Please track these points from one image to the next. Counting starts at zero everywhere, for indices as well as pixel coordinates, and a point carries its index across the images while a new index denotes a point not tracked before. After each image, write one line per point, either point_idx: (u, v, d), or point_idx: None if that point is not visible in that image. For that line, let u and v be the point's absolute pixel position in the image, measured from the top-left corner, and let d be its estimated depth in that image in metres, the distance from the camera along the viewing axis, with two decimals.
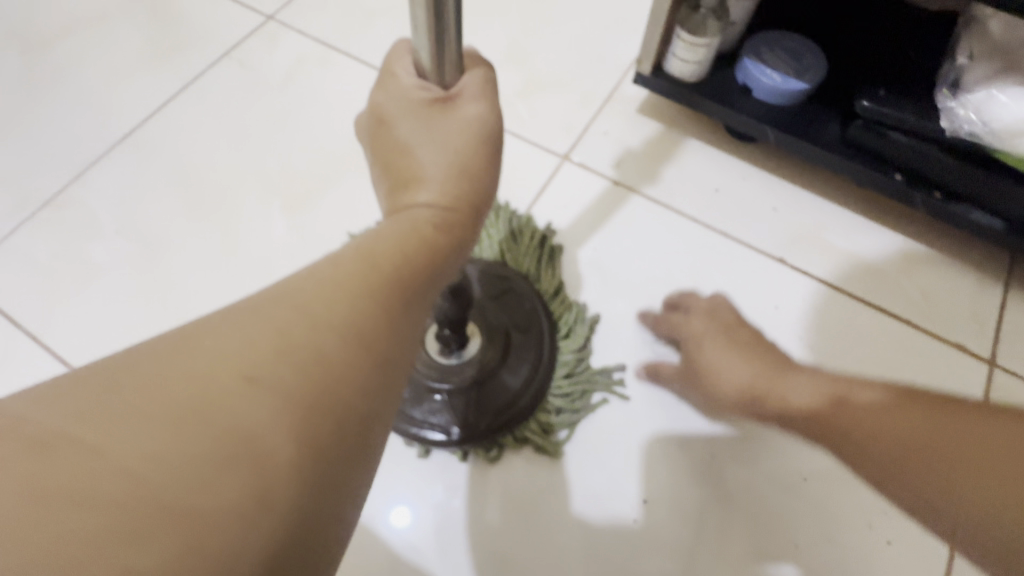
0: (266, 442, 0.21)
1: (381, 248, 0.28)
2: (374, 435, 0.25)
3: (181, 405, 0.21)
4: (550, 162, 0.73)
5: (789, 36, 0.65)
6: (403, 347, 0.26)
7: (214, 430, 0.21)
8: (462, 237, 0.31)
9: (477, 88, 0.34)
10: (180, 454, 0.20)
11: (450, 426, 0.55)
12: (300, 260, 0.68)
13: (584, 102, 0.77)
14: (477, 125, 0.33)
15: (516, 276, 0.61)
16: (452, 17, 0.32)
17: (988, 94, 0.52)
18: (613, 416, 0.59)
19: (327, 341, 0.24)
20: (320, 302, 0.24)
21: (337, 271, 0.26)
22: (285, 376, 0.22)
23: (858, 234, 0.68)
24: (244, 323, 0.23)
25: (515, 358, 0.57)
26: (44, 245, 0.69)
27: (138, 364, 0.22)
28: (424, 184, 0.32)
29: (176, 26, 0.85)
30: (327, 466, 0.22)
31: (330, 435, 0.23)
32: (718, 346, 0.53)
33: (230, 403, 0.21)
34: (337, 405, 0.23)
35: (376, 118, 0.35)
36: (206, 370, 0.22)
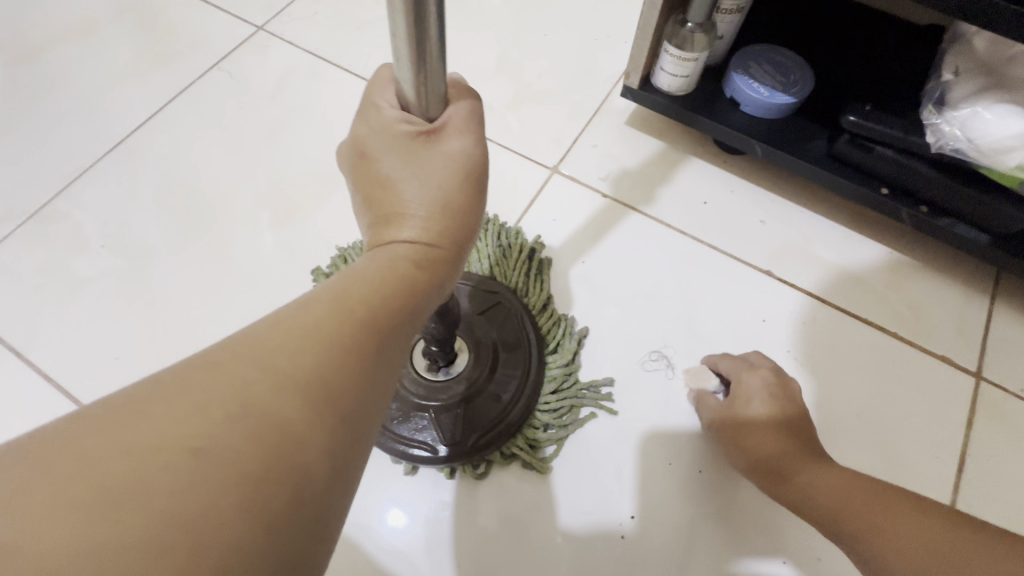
0: (215, 518, 0.21)
1: (356, 290, 0.29)
2: (337, 495, 0.25)
3: (129, 483, 0.21)
4: (539, 174, 0.73)
5: (777, 49, 0.65)
6: (371, 393, 0.27)
7: (162, 510, 0.21)
8: (441, 273, 0.33)
9: (462, 120, 0.35)
10: (126, 537, 0.20)
11: (437, 443, 0.55)
12: (289, 273, 0.67)
13: (573, 115, 0.78)
14: (461, 160, 0.34)
15: (504, 291, 0.61)
16: (436, 46, 0.31)
17: (973, 111, 0.52)
18: (601, 431, 0.59)
19: (287, 402, 0.24)
20: (282, 360, 0.25)
21: (306, 321, 0.27)
22: (241, 445, 0.23)
23: (845, 247, 0.69)
24: (201, 387, 0.24)
25: (502, 375, 0.57)
26: (29, 259, 0.68)
27: (89, 438, 0.22)
28: (406, 220, 0.34)
29: (165, 37, 0.85)
30: (283, 535, 0.23)
31: (288, 502, 0.23)
32: (763, 411, 0.54)
33: (181, 479, 0.21)
34: (296, 470, 0.23)
35: (358, 151, 0.36)
36: (156, 444, 0.22)
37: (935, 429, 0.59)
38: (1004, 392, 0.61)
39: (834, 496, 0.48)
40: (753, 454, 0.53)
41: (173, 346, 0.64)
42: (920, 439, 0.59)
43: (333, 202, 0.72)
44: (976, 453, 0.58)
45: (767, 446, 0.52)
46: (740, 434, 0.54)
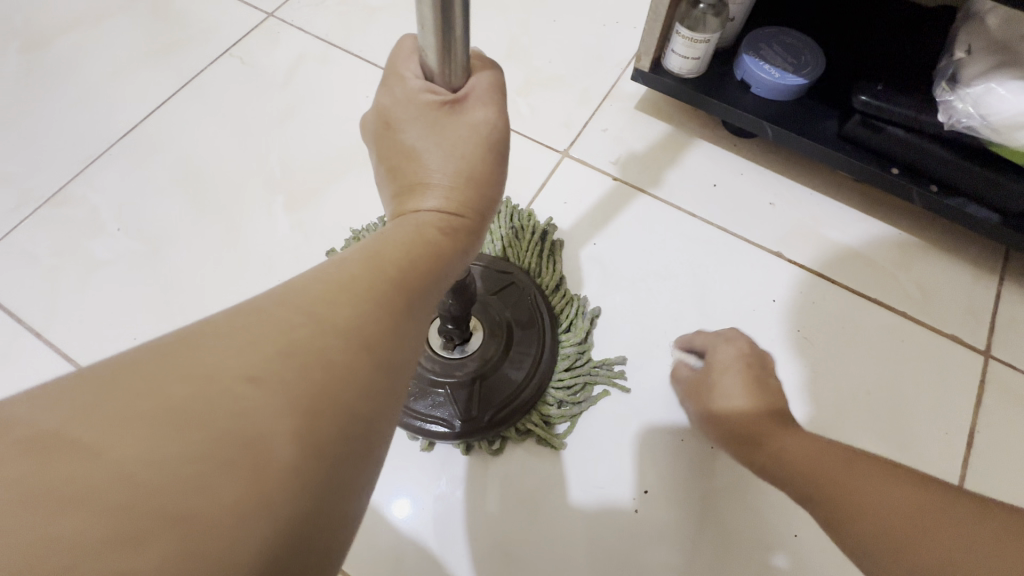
0: (270, 446, 0.22)
1: (387, 251, 0.30)
2: (375, 441, 0.26)
3: (189, 408, 0.22)
4: (549, 158, 0.73)
5: (788, 32, 0.65)
6: (404, 344, 0.28)
7: (219, 435, 0.22)
8: (465, 241, 0.34)
9: (484, 91, 0.35)
10: (188, 459, 0.21)
11: (453, 419, 0.56)
12: (303, 255, 0.68)
13: (582, 100, 0.78)
14: (484, 132, 0.35)
15: (518, 271, 0.62)
16: (460, 14, 0.31)
17: (987, 87, 0.52)
18: (613, 409, 0.60)
19: (332, 344, 0.25)
20: (327, 306, 0.26)
21: (345, 273, 0.28)
22: (291, 381, 0.23)
23: (854, 227, 0.69)
24: (251, 329, 0.24)
25: (517, 353, 0.58)
26: (47, 242, 0.69)
27: (148, 367, 0.23)
28: (429, 190, 0.34)
29: (176, 25, 0.85)
30: (328, 469, 0.24)
31: (333, 437, 0.24)
32: (727, 388, 0.53)
33: (237, 407, 0.22)
34: (342, 408, 0.24)
35: (382, 121, 0.36)
36: (214, 376, 0.23)
37: (943, 408, 0.60)
38: (1014, 370, 0.61)
39: (802, 459, 0.45)
40: (723, 408, 0.52)
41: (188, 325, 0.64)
42: (929, 416, 0.60)
43: (346, 186, 0.72)
44: (985, 431, 0.59)
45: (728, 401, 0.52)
46: (710, 400, 0.54)
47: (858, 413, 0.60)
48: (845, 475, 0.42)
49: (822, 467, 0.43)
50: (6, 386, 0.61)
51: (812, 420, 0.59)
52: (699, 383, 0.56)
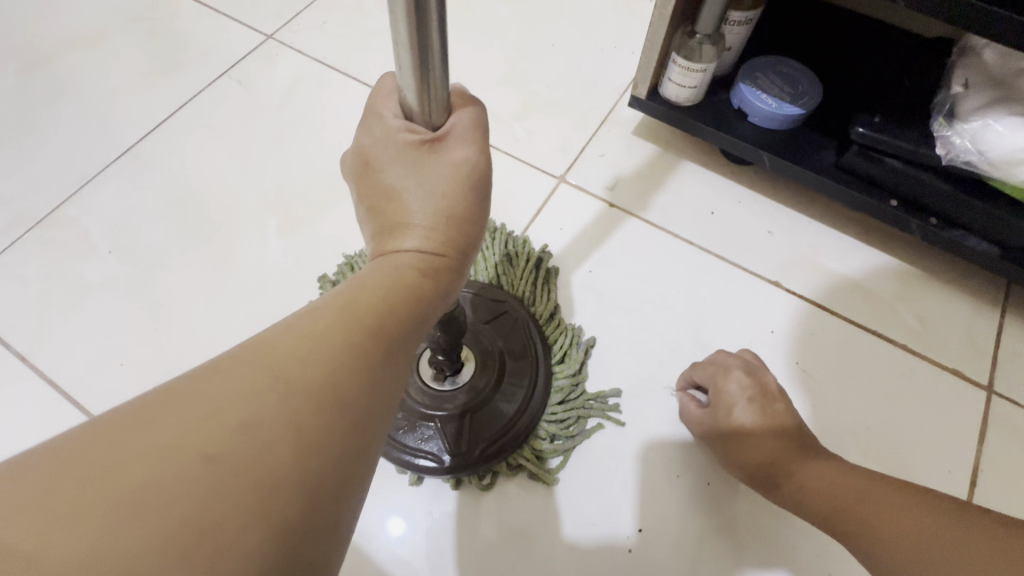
0: (230, 526, 0.21)
1: (363, 298, 0.29)
2: (346, 506, 0.25)
3: (144, 488, 0.21)
4: (546, 184, 0.73)
5: (785, 61, 0.65)
6: (379, 396, 0.27)
7: (172, 518, 0.21)
8: (446, 282, 0.33)
9: (466, 128, 0.35)
10: (136, 547, 0.20)
11: (441, 453, 0.55)
12: (295, 280, 0.67)
13: (579, 125, 0.78)
14: (465, 170, 0.34)
15: (510, 299, 0.61)
16: (438, 54, 0.31)
17: (984, 123, 0.51)
18: (608, 442, 0.58)
19: (299, 407, 0.24)
20: (294, 364, 0.25)
21: (316, 324, 0.27)
22: (255, 451, 0.23)
23: (853, 257, 0.68)
24: (214, 394, 0.24)
25: (507, 384, 0.57)
26: (37, 265, 0.68)
27: (103, 441, 0.22)
28: (409, 230, 0.34)
29: (175, 47, 0.86)
30: (292, 543, 0.23)
31: (298, 509, 0.23)
32: (745, 421, 0.53)
33: (194, 484, 0.21)
34: (308, 477, 0.23)
35: (362, 160, 0.35)
36: (166, 448, 0.22)
37: (946, 443, 0.59)
38: (1018, 407, 0.60)
39: (823, 490, 0.48)
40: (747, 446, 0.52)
41: (177, 351, 0.63)
42: (931, 454, 0.58)
43: (341, 210, 0.72)
44: (989, 467, 0.58)
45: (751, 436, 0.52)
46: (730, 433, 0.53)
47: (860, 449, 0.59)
48: (865, 501, 0.46)
49: (847, 497, 0.47)
50: None
51: (829, 435, 0.59)
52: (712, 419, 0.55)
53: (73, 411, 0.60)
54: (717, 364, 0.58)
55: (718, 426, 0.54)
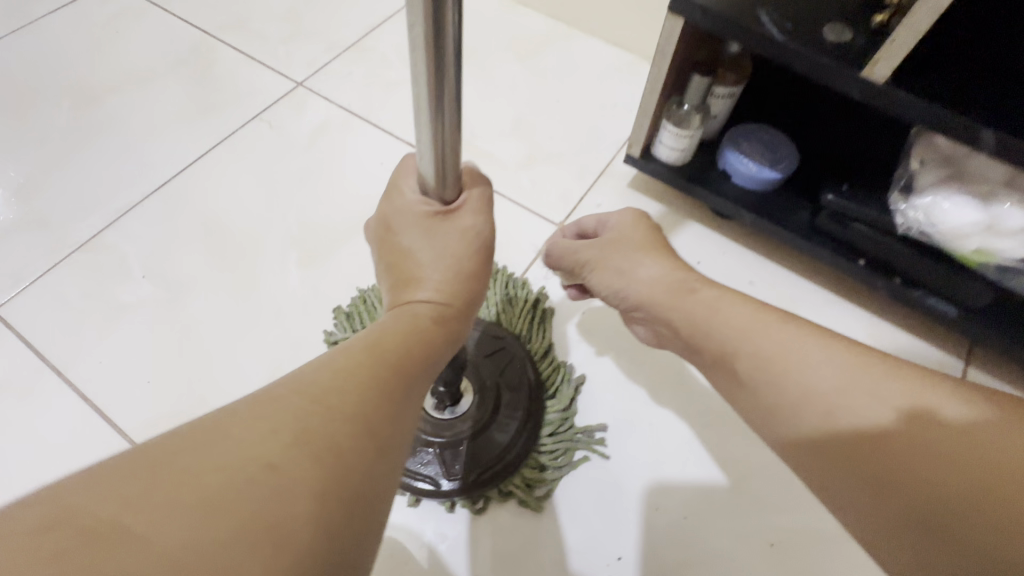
0: (286, 528, 0.25)
1: (386, 341, 0.35)
2: (375, 518, 0.29)
3: (222, 491, 0.25)
4: (546, 230, 0.79)
5: (766, 129, 0.72)
6: (401, 423, 0.32)
7: (243, 518, 0.25)
8: (454, 328, 0.39)
9: (475, 204, 0.41)
10: (218, 539, 0.24)
11: (439, 477, 0.59)
12: (313, 309, 0.73)
13: (579, 177, 0.85)
14: (473, 236, 0.40)
15: (509, 336, 0.67)
16: (450, 151, 0.38)
17: (934, 201, 0.58)
18: (594, 475, 0.63)
19: (342, 430, 0.29)
20: (335, 394, 0.31)
21: (350, 363, 0.33)
22: (308, 464, 0.27)
23: (828, 310, 0.74)
24: (270, 418, 0.28)
25: (503, 417, 0.62)
26: (76, 286, 0.74)
27: (179, 456, 0.26)
28: (422, 284, 0.39)
29: (215, 90, 0.94)
30: (338, 546, 0.27)
31: (342, 516, 0.27)
32: (636, 261, 0.52)
33: (259, 489, 0.26)
34: (350, 488, 0.28)
35: (384, 224, 0.42)
36: (235, 460, 0.26)
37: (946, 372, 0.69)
38: None
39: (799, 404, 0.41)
40: (641, 289, 0.51)
41: (200, 372, 0.69)
42: None
43: (357, 245, 0.78)
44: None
45: (646, 276, 0.51)
46: (624, 271, 0.52)
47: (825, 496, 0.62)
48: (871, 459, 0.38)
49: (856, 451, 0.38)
50: (28, 421, 0.65)
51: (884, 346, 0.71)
52: (615, 241, 0.54)
53: (103, 422, 0.65)
54: (608, 218, 0.58)
55: (605, 264, 0.54)
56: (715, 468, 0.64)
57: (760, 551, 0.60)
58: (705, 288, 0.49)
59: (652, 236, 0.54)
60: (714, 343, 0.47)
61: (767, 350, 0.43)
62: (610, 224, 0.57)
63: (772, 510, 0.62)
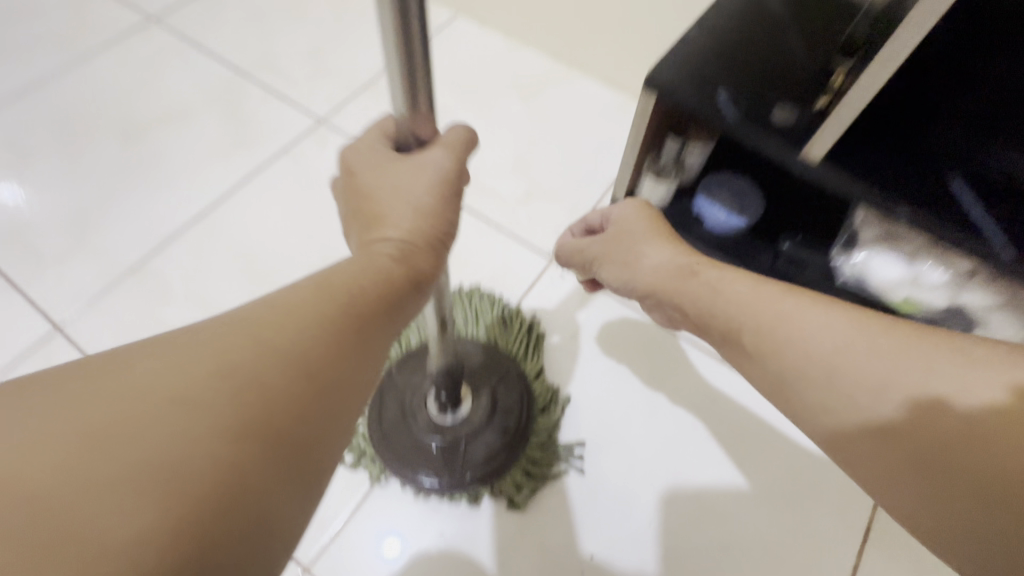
0: (188, 474, 0.27)
1: (334, 281, 0.36)
2: (292, 461, 0.31)
3: (125, 425, 0.27)
4: (539, 262, 0.89)
5: (737, 177, 0.80)
6: (335, 368, 0.33)
7: (143, 454, 0.27)
8: (413, 269, 0.40)
9: (450, 142, 0.44)
10: (111, 473, 0.26)
11: (440, 473, 0.70)
12: None
13: (570, 214, 0.94)
14: (437, 172, 0.43)
15: (506, 355, 0.77)
16: (422, 86, 0.40)
17: (863, 262, 0.72)
18: (572, 485, 0.73)
19: (265, 372, 0.30)
20: (264, 334, 0.31)
21: (291, 301, 0.33)
22: (219, 405, 0.29)
23: None
24: (192, 354, 0.30)
25: (497, 423, 0.72)
26: (127, 309, 0.85)
27: (98, 383, 0.28)
28: (387, 224, 0.41)
29: (242, 127, 1.04)
30: (241, 485, 0.28)
31: (251, 456, 0.29)
32: (644, 245, 0.54)
33: (164, 423, 0.27)
34: (262, 430, 0.29)
35: (349, 170, 0.44)
36: (145, 395, 0.28)
37: None
38: None
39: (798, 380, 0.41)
40: (651, 267, 0.53)
41: None
42: (836, 511, 0.72)
43: None
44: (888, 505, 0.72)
45: (651, 261, 0.53)
46: (634, 253, 0.55)
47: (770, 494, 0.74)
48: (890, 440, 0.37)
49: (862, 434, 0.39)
50: None
51: None
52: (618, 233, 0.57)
53: None
54: (611, 208, 0.61)
55: (618, 247, 0.57)
56: (677, 481, 0.74)
57: (711, 554, 0.70)
58: (706, 270, 0.49)
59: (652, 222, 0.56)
60: (719, 322, 0.47)
61: (769, 323, 0.43)
62: (612, 216, 0.60)
63: (724, 519, 0.72)
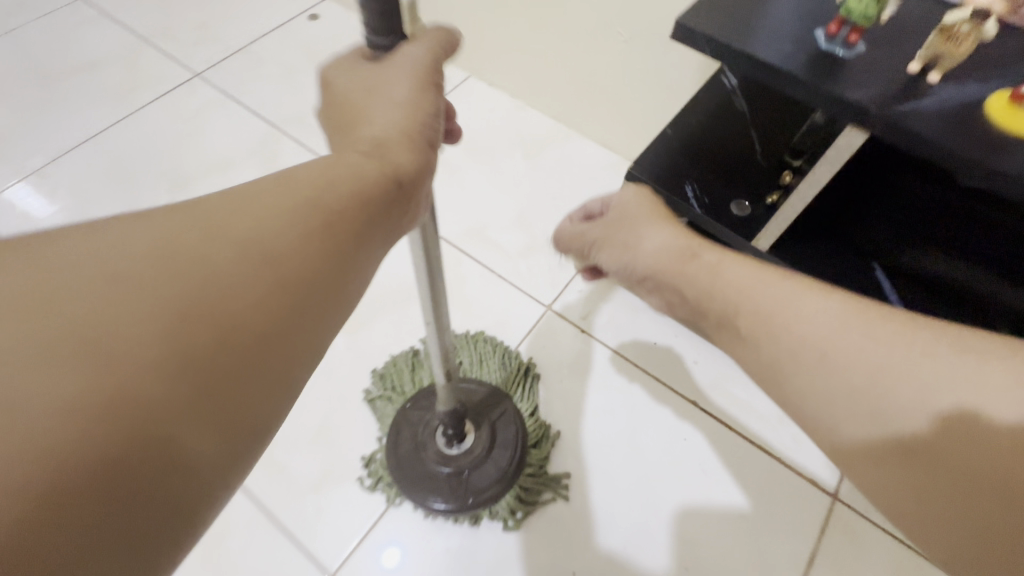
0: (142, 331, 0.30)
1: (303, 177, 0.37)
2: (254, 347, 0.33)
3: (91, 299, 0.30)
4: (536, 310, 1.01)
5: None
6: (301, 262, 0.35)
7: (103, 324, 0.30)
8: (397, 158, 0.40)
9: (426, 45, 0.42)
10: (72, 342, 0.29)
11: (447, 498, 0.81)
12: (353, 367, 0.95)
13: (566, 265, 1.07)
14: (413, 68, 0.41)
15: (504, 395, 0.89)
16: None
17: None
18: (559, 511, 0.85)
19: (225, 255, 0.33)
20: (226, 224, 0.34)
21: (258, 195, 0.36)
22: (176, 284, 0.31)
23: (753, 391, 0.94)
24: (158, 238, 0.33)
25: (496, 454, 0.84)
26: None
27: (71, 261, 0.32)
28: (370, 123, 0.41)
29: (277, 179, 1.18)
30: (196, 360, 0.31)
31: (208, 339, 0.31)
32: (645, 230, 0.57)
33: (121, 298, 0.30)
34: (221, 311, 0.32)
35: (332, 90, 0.44)
36: (110, 271, 0.31)
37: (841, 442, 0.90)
38: (851, 511, 0.85)
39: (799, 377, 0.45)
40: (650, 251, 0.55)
41: None
42: (788, 539, 0.84)
43: (388, 316, 1.00)
44: (836, 514, 0.85)
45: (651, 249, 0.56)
46: (634, 239, 0.57)
47: (731, 516, 0.85)
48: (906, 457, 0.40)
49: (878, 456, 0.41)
50: None
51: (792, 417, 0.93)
52: (622, 218, 0.60)
53: None
54: (614, 195, 0.65)
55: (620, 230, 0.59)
56: (651, 510, 0.85)
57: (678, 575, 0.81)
58: (706, 253, 0.52)
59: (652, 210, 0.60)
60: (717, 305, 0.49)
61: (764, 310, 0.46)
62: (613, 203, 0.65)
63: (689, 545, 0.83)
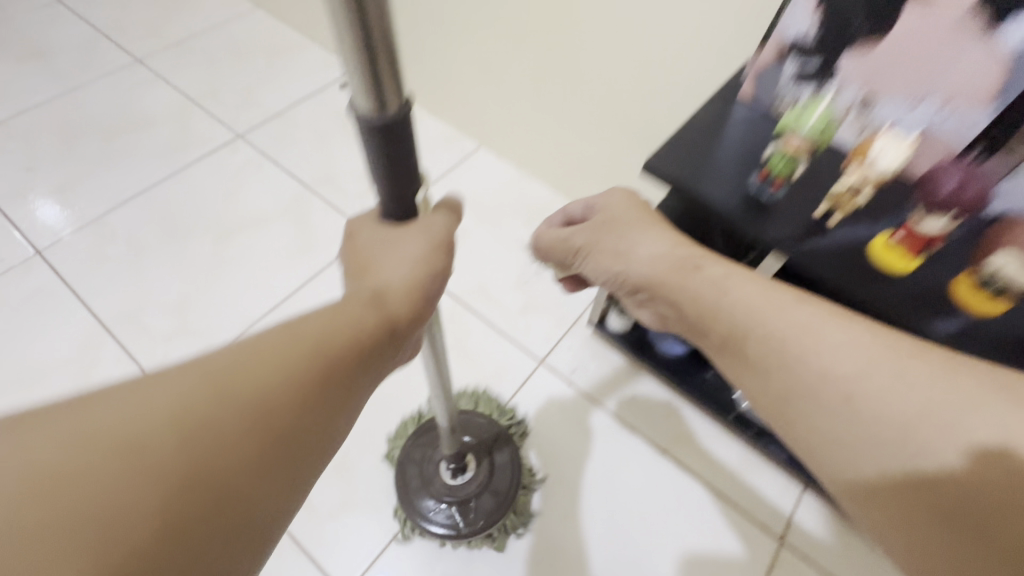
0: (137, 512, 0.33)
1: (302, 330, 0.42)
2: (241, 500, 0.37)
3: (90, 459, 0.33)
4: (531, 364, 1.17)
5: None
6: (290, 421, 0.39)
7: (101, 488, 0.33)
8: (388, 318, 0.44)
9: (439, 219, 0.47)
10: (70, 506, 0.32)
11: (449, 524, 0.95)
12: (371, 408, 1.10)
13: (559, 324, 1.22)
14: (425, 237, 0.45)
15: (500, 435, 1.04)
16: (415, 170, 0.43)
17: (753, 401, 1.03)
18: (543, 541, 0.99)
19: (222, 419, 0.37)
20: (227, 381, 0.38)
21: (261, 349, 0.40)
22: (171, 447, 0.35)
23: (718, 442, 1.09)
24: (162, 394, 0.36)
25: (491, 486, 0.98)
26: None
27: (78, 415, 0.35)
28: (375, 280, 0.45)
29: (309, 235, 1.34)
30: (184, 516, 0.35)
31: (197, 499, 0.35)
32: (639, 240, 0.63)
33: (121, 460, 0.34)
34: (211, 471, 0.36)
35: (351, 236, 0.48)
36: (112, 431, 0.34)
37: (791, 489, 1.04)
38: (794, 554, 0.99)
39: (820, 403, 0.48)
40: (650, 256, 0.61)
41: None
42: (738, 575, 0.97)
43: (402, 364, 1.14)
44: (782, 557, 0.98)
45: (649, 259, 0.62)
46: (630, 247, 0.63)
47: (688, 554, 0.99)
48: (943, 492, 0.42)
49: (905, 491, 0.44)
50: None
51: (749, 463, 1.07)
52: (611, 222, 0.66)
53: None
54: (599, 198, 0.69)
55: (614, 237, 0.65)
56: (621, 544, 1.00)
57: None
58: (707, 266, 0.58)
59: (638, 213, 0.66)
60: (719, 321, 0.55)
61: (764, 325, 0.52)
62: (596, 206, 0.69)
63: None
